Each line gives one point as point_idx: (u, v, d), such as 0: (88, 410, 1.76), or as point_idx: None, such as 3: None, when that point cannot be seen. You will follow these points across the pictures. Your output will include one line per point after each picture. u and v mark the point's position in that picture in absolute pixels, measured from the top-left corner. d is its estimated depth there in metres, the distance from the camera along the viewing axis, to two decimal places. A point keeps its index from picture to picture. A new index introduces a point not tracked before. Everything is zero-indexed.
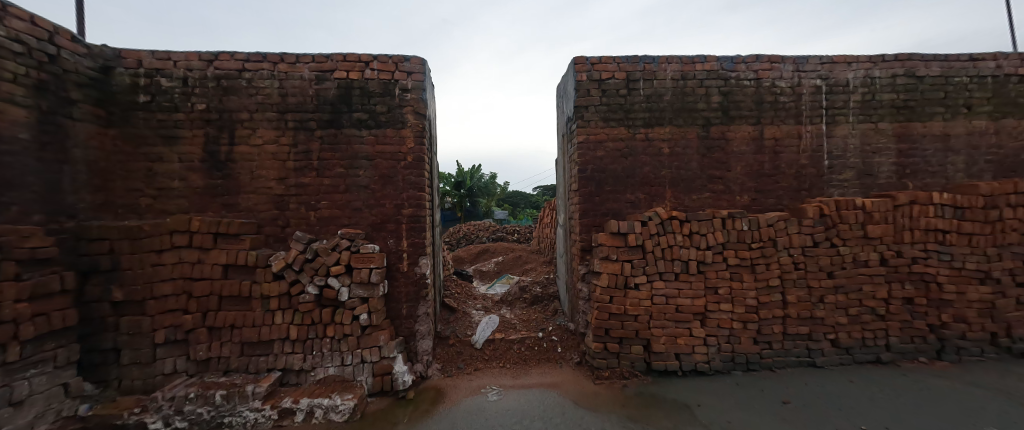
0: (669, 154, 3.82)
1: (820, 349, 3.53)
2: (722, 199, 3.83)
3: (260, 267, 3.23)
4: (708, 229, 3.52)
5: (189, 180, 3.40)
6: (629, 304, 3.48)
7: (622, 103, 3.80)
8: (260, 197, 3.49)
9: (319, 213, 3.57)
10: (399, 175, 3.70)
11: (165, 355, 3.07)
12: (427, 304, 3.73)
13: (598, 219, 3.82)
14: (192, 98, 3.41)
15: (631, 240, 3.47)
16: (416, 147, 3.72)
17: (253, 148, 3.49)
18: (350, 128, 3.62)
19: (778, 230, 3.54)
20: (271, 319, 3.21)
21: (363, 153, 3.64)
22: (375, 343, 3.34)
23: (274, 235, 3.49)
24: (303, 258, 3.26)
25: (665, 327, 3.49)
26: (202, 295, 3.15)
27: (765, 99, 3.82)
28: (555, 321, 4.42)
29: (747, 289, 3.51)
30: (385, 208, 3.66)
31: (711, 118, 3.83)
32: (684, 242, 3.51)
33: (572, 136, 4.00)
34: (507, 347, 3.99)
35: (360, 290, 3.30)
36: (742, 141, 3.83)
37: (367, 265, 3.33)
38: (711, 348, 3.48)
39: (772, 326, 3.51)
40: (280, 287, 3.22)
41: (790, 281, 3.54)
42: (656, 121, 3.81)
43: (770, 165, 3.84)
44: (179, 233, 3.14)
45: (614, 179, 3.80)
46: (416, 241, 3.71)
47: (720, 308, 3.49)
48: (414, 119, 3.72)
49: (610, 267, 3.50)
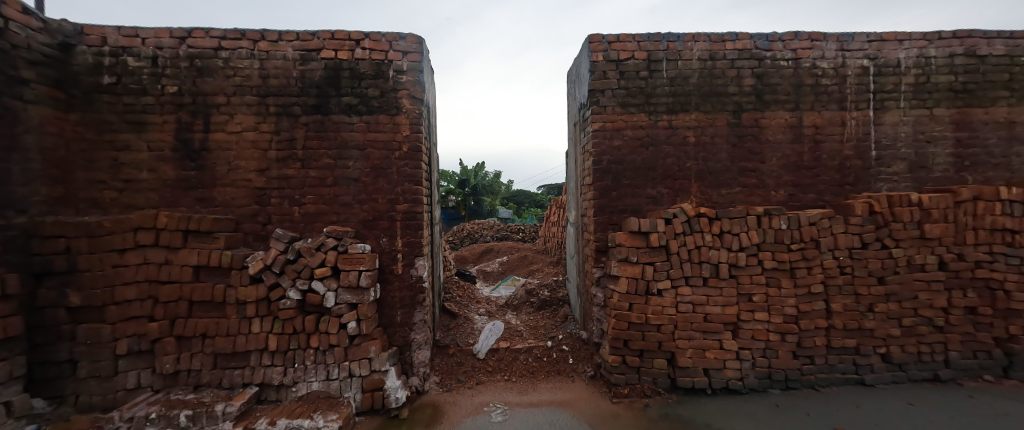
0: (695, 144, 3.40)
1: (869, 365, 3.10)
2: (755, 195, 3.40)
3: (235, 269, 2.87)
4: (741, 228, 3.11)
5: (159, 172, 3.05)
6: (651, 313, 3.08)
7: (642, 86, 3.39)
8: (238, 190, 3.13)
9: (304, 208, 3.21)
10: (393, 167, 3.32)
11: (127, 367, 2.73)
12: (424, 310, 3.35)
13: (615, 216, 3.41)
14: (163, 79, 3.06)
15: (654, 240, 3.06)
16: (412, 136, 3.35)
17: (230, 136, 3.13)
18: (339, 114, 3.25)
19: (822, 229, 3.11)
20: (247, 328, 2.85)
21: (353, 142, 3.26)
22: (364, 355, 2.97)
23: (253, 232, 3.13)
24: (284, 259, 2.90)
25: (692, 339, 3.08)
26: (170, 300, 2.80)
27: (804, 82, 3.39)
28: (565, 328, 4.01)
29: (786, 296, 3.09)
30: (377, 203, 3.29)
31: (743, 103, 3.40)
32: (714, 242, 3.10)
33: (585, 125, 3.59)
34: (512, 358, 3.60)
35: (348, 296, 2.93)
36: (777, 129, 3.40)
37: (356, 266, 2.96)
38: (745, 362, 3.06)
39: (815, 339, 3.09)
40: (258, 291, 2.86)
41: (835, 287, 3.11)
42: (681, 107, 3.40)
43: (810, 157, 3.41)
44: (143, 230, 2.78)
45: (633, 171, 3.40)
46: (412, 240, 3.33)
47: (755, 317, 3.08)
48: (409, 104, 3.34)
49: (630, 270, 3.10)
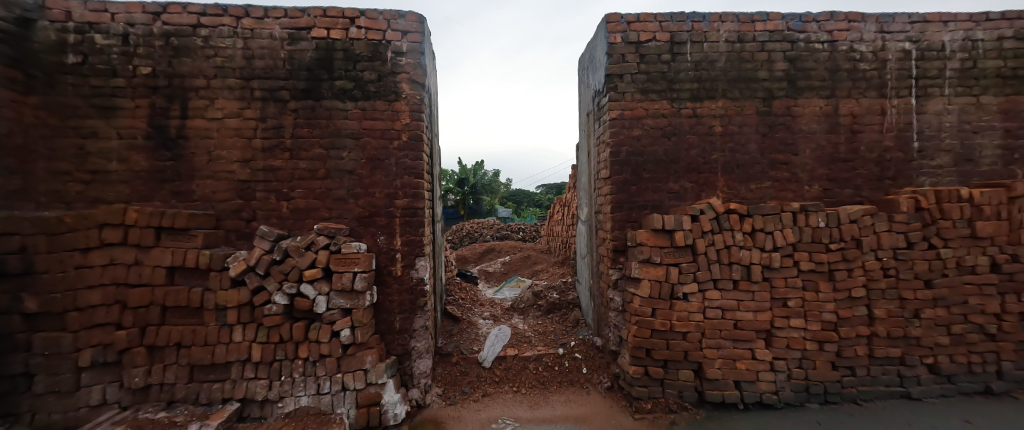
0: (721, 134, 3.11)
1: (915, 377, 2.83)
2: (787, 189, 3.11)
3: (214, 271, 2.57)
4: (775, 226, 2.82)
5: (130, 162, 2.74)
6: (676, 319, 2.79)
7: (665, 71, 3.10)
8: (220, 183, 2.82)
9: (292, 203, 2.91)
10: (391, 158, 3.02)
11: (91, 381, 2.42)
12: (426, 316, 3.06)
13: (634, 213, 3.12)
14: (134, 59, 2.75)
15: (679, 239, 2.78)
16: (412, 124, 3.05)
17: (211, 122, 2.82)
18: (332, 100, 2.95)
19: (864, 227, 2.83)
20: (227, 337, 2.54)
21: (347, 130, 2.97)
22: (360, 367, 2.67)
23: (236, 230, 2.82)
24: (269, 260, 2.60)
25: (721, 348, 2.80)
26: (140, 305, 2.49)
27: (841, 66, 3.11)
28: (577, 334, 3.71)
29: (824, 301, 2.81)
30: (373, 198, 2.99)
31: (774, 89, 3.11)
32: (745, 242, 2.82)
33: (601, 114, 3.30)
34: (521, 367, 3.31)
35: (341, 300, 2.63)
36: (812, 117, 3.11)
37: (350, 267, 2.67)
38: (780, 374, 2.78)
39: (856, 348, 2.81)
40: (239, 296, 2.55)
41: (878, 291, 2.83)
42: (706, 93, 3.10)
43: (846, 148, 3.12)
44: (110, 227, 2.47)
45: (653, 164, 3.11)
46: (412, 239, 3.04)
47: (790, 324, 2.80)
48: (409, 89, 3.04)
49: (652, 272, 2.81)
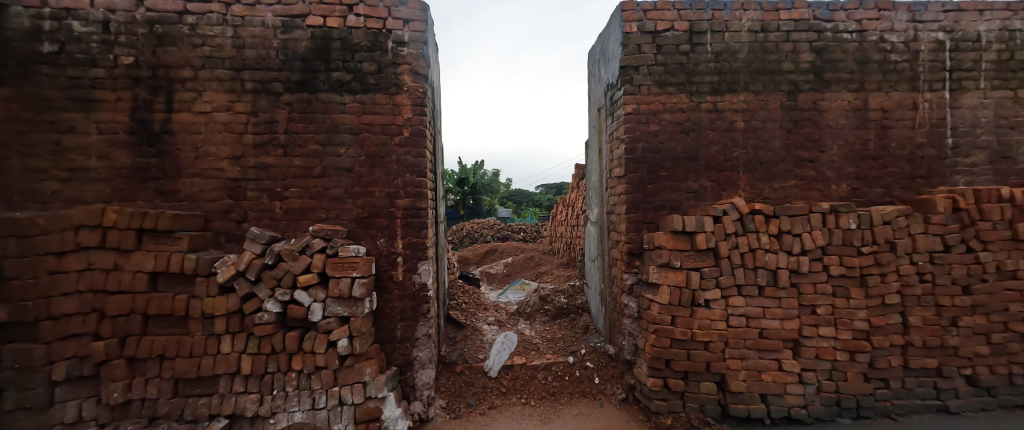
0: (743, 129, 2.92)
1: (952, 390, 2.65)
2: (813, 189, 2.92)
3: (201, 277, 2.38)
4: (804, 227, 2.64)
5: (111, 159, 2.54)
6: (698, 328, 2.60)
7: (683, 62, 2.91)
8: (208, 182, 2.63)
9: (286, 203, 2.72)
10: (392, 155, 2.83)
11: (66, 396, 2.22)
12: (428, 324, 2.87)
13: (650, 213, 2.93)
14: (115, 48, 2.55)
15: (701, 242, 2.59)
16: (414, 118, 2.86)
17: (198, 117, 2.63)
18: (328, 92, 2.76)
19: (898, 229, 2.65)
20: (214, 348, 2.35)
21: (345, 125, 2.77)
22: (358, 379, 2.48)
23: (226, 232, 2.63)
24: (260, 265, 2.41)
25: (745, 359, 2.61)
26: (120, 313, 2.30)
27: (871, 58, 2.92)
28: (588, 342, 3.51)
29: (855, 308, 2.63)
30: (373, 197, 2.80)
31: (799, 82, 2.93)
32: (771, 245, 2.63)
33: (614, 108, 3.11)
34: (529, 377, 3.13)
35: (338, 308, 2.45)
36: (840, 112, 2.93)
37: (348, 272, 2.48)
38: (809, 387, 2.60)
39: (889, 358, 2.63)
40: (228, 303, 2.36)
41: (913, 298, 2.65)
42: (728, 86, 2.92)
43: (875, 145, 2.94)
44: (87, 229, 2.27)
45: (671, 162, 2.92)
46: (414, 241, 2.85)
47: (820, 333, 2.62)
48: (411, 82, 2.85)
49: (672, 278, 2.62)
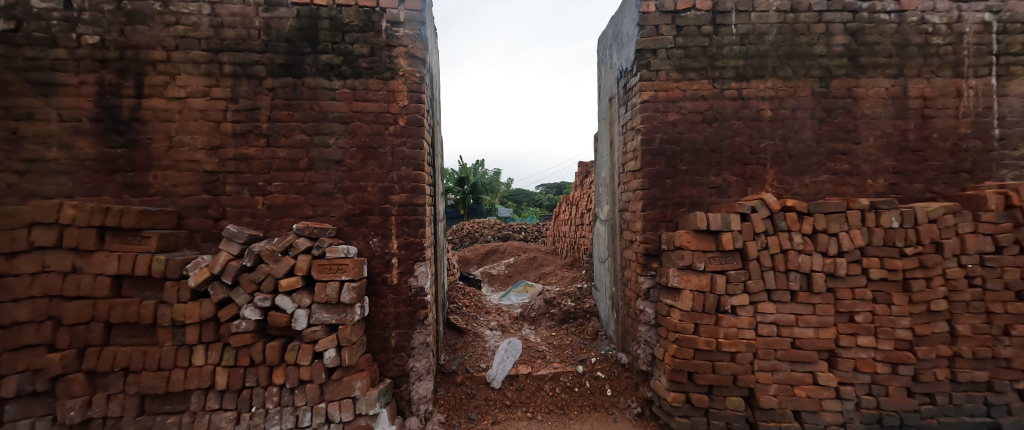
0: (771, 119, 2.67)
1: (1005, 406, 2.39)
2: (847, 184, 2.67)
3: (170, 280, 2.12)
4: (841, 226, 2.39)
5: (73, 149, 2.29)
6: (724, 337, 2.34)
7: (705, 45, 2.65)
8: (183, 175, 2.38)
9: (269, 198, 2.46)
10: (386, 146, 2.58)
11: (17, 416, 1.96)
12: (426, 331, 2.62)
13: (669, 211, 2.68)
14: (79, 27, 2.30)
15: (727, 242, 2.34)
16: (410, 106, 2.61)
17: (171, 103, 2.37)
18: (316, 77, 2.50)
19: (944, 228, 2.40)
20: (186, 360, 2.11)
21: (335, 113, 2.52)
22: (347, 394, 2.23)
23: (202, 230, 2.39)
24: (237, 267, 2.15)
25: (776, 371, 2.36)
26: (79, 322, 2.05)
27: (910, 40, 2.67)
28: (598, 349, 3.26)
29: (898, 316, 2.38)
30: (364, 193, 2.55)
31: (832, 67, 2.67)
32: (805, 245, 2.38)
33: (628, 97, 2.86)
34: (536, 388, 2.88)
35: (324, 315, 2.20)
36: (876, 100, 2.68)
37: (337, 275, 2.23)
38: (847, 403, 2.35)
39: (935, 371, 2.38)
40: (200, 311, 2.11)
41: (961, 304, 2.39)
42: (754, 72, 2.66)
43: (915, 136, 2.69)
44: (41, 227, 2.02)
45: (692, 154, 2.66)
46: (410, 241, 2.60)
47: (858, 343, 2.37)
48: (407, 65, 2.60)
49: (695, 282, 2.37)
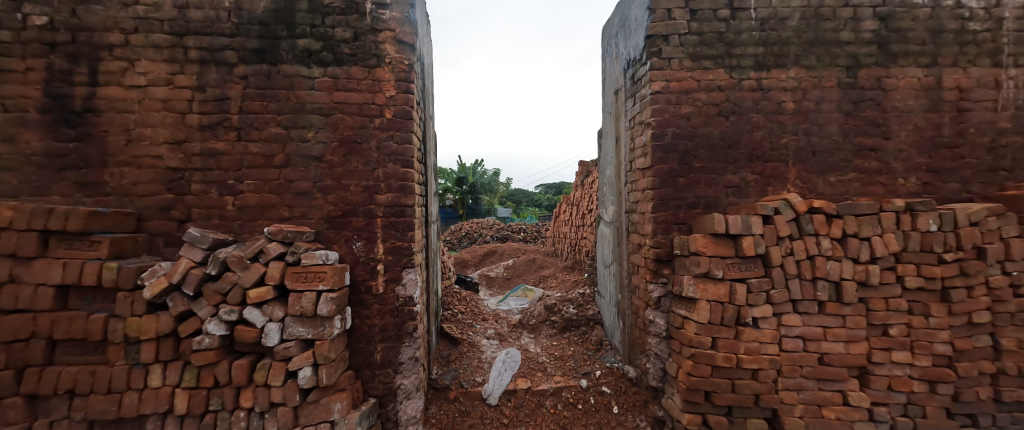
0: (794, 112, 2.44)
1: None
2: (876, 183, 2.44)
3: (123, 291, 1.88)
4: (873, 230, 2.16)
5: (17, 142, 2.03)
6: (744, 352, 2.11)
7: (722, 31, 2.43)
8: (143, 172, 2.14)
9: (240, 198, 2.22)
10: (371, 140, 2.34)
11: None
12: (415, 345, 2.38)
13: (682, 212, 2.45)
14: (24, 5, 2.05)
15: (748, 247, 2.11)
16: (398, 96, 2.37)
17: (130, 92, 2.13)
18: (293, 64, 2.26)
19: (987, 232, 2.17)
20: (141, 382, 1.87)
21: (314, 103, 2.28)
22: (325, 418, 1.99)
23: (164, 234, 2.15)
24: (200, 276, 1.91)
25: (802, 391, 2.13)
26: (17, 338, 1.80)
27: (945, 26, 2.45)
28: (603, 361, 3.02)
29: (936, 329, 2.15)
30: (347, 192, 2.31)
31: (860, 55, 2.45)
32: (833, 251, 2.15)
33: (637, 88, 2.63)
34: (536, 405, 2.65)
35: (299, 330, 1.96)
36: (907, 92, 2.45)
37: (313, 285, 1.99)
38: (881, 425, 2.13)
39: (977, 390, 2.15)
40: (157, 326, 1.87)
41: (1006, 316, 2.17)
42: (775, 60, 2.43)
43: (950, 131, 2.46)
44: None
45: (707, 150, 2.43)
46: (397, 246, 2.36)
47: (892, 359, 2.15)
48: (395, 52, 2.36)
49: (712, 291, 2.14)
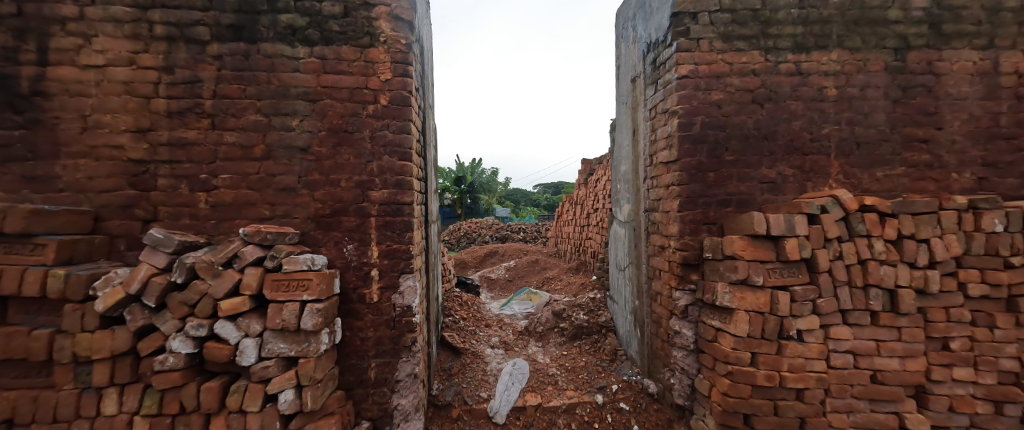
0: (837, 99, 2.18)
1: None
2: (927, 178, 2.20)
3: (71, 303, 1.60)
4: (932, 230, 1.91)
5: None
6: (788, 370, 1.86)
7: (757, 7, 2.17)
8: (102, 165, 1.87)
9: (214, 195, 1.95)
10: (363, 130, 2.07)
11: None
12: (413, 360, 2.11)
13: (712, 211, 2.19)
14: None
15: (793, 250, 1.86)
16: (394, 80, 2.10)
17: (86, 72, 1.86)
18: (275, 42, 2.00)
19: None
20: (93, 408, 1.60)
21: (299, 87, 2.01)
22: None
23: (126, 236, 1.88)
24: (163, 284, 1.64)
25: (853, 413, 1.88)
26: None
27: (1003, 4, 2.20)
28: (619, 373, 2.76)
29: (1003, 343, 1.90)
30: (336, 188, 2.04)
31: (910, 36, 2.20)
32: (887, 255, 1.90)
33: (660, 73, 2.37)
34: (548, 424, 2.39)
35: (279, 347, 1.69)
36: (962, 76, 2.20)
37: (296, 295, 1.72)
38: None
39: None
40: (111, 343, 1.60)
41: None
42: (816, 41, 2.18)
43: (1009, 121, 2.21)
44: None
45: (740, 141, 2.18)
46: (393, 249, 2.09)
47: (953, 377, 1.90)
48: (390, 30, 2.09)
49: (750, 300, 1.89)
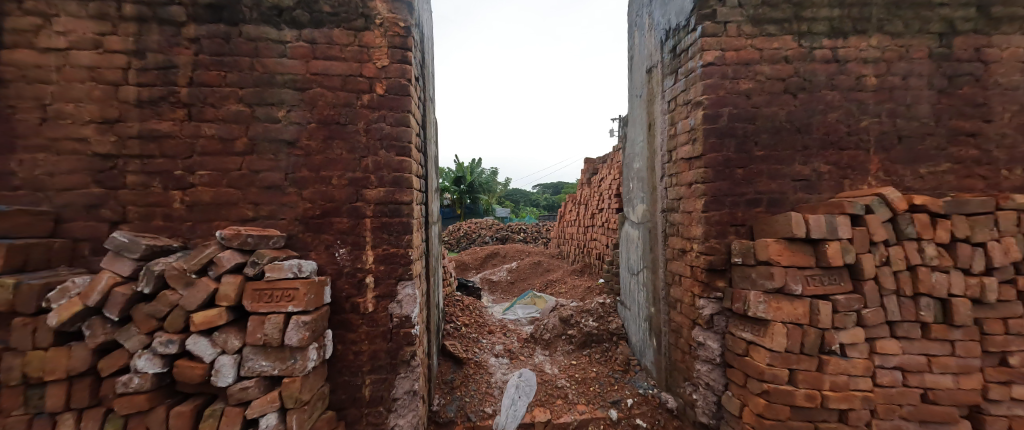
0: (878, 88, 1.99)
1: None
2: (976, 175, 2.00)
3: (20, 317, 1.40)
4: (989, 233, 1.72)
5: None
6: (830, 389, 1.67)
7: None
8: (64, 160, 1.67)
9: (190, 194, 1.75)
10: (357, 122, 1.87)
11: None
12: (412, 376, 1.91)
13: (740, 211, 2.00)
14: None
15: (835, 255, 1.67)
16: (391, 67, 1.90)
17: (47, 56, 1.66)
18: (260, 24, 1.80)
19: None
20: None
21: (285, 74, 1.82)
22: None
23: (91, 239, 1.68)
24: (127, 295, 1.45)
25: None
26: None
27: None
28: (633, 386, 2.57)
29: None
30: (327, 186, 1.85)
31: (956, 20, 2.01)
32: (939, 260, 1.71)
33: (681, 60, 2.17)
34: None
35: (261, 365, 1.49)
36: (1014, 63, 2.01)
37: (280, 306, 1.52)
38: None
39: None
40: (66, 362, 1.40)
41: None
42: (853, 24, 1.99)
43: None
44: None
45: (771, 135, 1.99)
46: (390, 253, 1.89)
47: (1012, 395, 1.71)
48: (386, 12, 1.90)
49: (787, 311, 1.70)
